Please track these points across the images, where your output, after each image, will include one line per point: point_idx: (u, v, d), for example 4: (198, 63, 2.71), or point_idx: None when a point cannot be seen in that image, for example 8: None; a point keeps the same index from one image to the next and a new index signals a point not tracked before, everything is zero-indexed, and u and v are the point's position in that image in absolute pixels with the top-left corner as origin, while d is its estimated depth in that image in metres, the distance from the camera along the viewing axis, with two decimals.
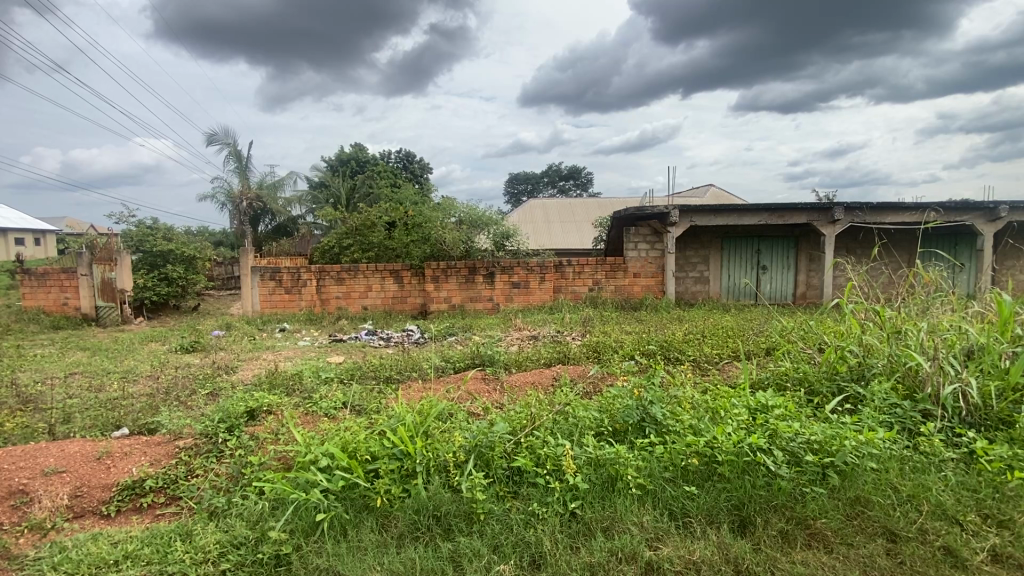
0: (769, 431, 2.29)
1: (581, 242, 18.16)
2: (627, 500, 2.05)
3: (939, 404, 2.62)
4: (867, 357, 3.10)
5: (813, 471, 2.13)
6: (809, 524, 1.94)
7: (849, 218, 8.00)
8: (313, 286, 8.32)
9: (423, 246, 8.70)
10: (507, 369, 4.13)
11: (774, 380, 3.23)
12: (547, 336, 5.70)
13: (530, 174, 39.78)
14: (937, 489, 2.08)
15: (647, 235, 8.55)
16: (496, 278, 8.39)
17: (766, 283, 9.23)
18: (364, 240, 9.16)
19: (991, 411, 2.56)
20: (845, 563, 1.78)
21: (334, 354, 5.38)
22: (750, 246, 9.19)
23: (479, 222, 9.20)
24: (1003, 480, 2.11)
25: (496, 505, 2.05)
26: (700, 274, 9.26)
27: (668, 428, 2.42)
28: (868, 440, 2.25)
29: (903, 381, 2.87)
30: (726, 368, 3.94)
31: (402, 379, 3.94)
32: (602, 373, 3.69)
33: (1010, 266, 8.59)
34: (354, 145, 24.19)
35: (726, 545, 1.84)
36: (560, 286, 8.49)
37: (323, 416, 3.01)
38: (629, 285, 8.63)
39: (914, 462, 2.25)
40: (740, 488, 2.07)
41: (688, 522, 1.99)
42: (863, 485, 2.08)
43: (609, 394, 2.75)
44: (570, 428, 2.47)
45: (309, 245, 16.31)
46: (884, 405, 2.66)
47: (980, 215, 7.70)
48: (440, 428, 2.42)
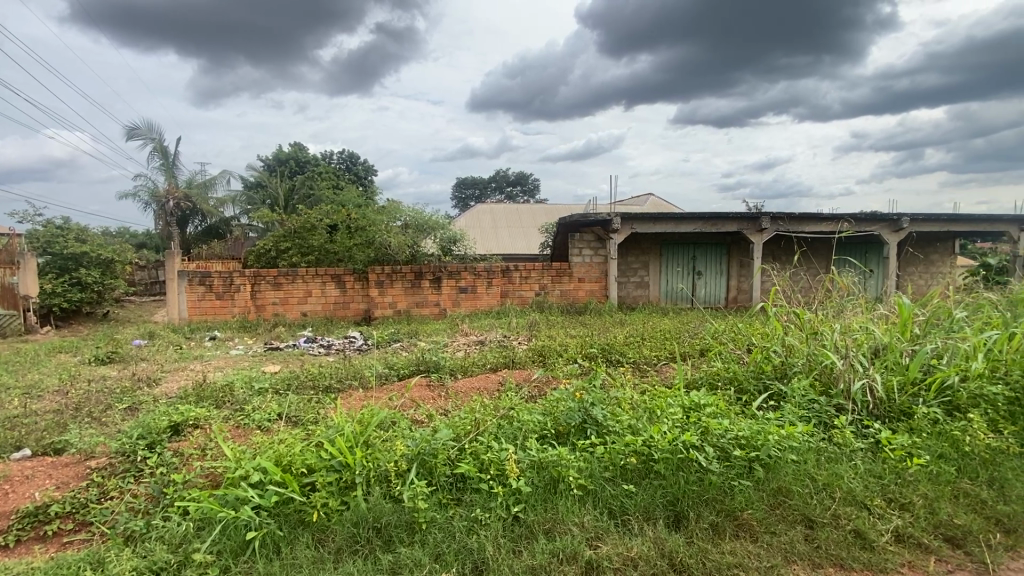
0: (701, 428, 2.40)
1: (528, 247, 18.39)
2: (568, 502, 2.08)
3: (851, 399, 2.86)
4: (789, 357, 3.32)
5: (740, 465, 2.26)
6: (737, 515, 2.05)
7: (775, 227, 8.55)
8: (248, 291, 7.91)
9: (367, 249, 8.49)
10: (453, 376, 4.08)
11: (707, 380, 3.39)
12: (493, 341, 5.70)
13: (477, 179, 39.90)
14: (848, 477, 2.26)
15: (592, 242, 8.78)
16: (443, 283, 8.31)
17: (701, 288, 9.72)
18: (303, 243, 8.80)
19: (894, 404, 2.83)
20: (771, 551, 1.90)
21: (270, 362, 5.15)
22: (686, 252, 9.66)
23: (425, 226, 8.97)
24: (904, 467, 2.34)
25: (439, 514, 2.02)
26: (641, 279, 9.61)
27: (608, 429, 2.48)
28: (788, 435, 2.41)
29: (820, 378, 3.10)
30: (664, 369, 4.12)
31: (341, 389, 3.80)
32: (546, 376, 3.74)
33: (910, 272, 9.53)
34: (293, 144, 23.20)
35: (662, 540, 1.91)
36: (507, 291, 8.53)
37: (255, 429, 2.86)
38: (574, 290, 8.82)
39: (829, 453, 2.44)
40: (675, 484, 2.16)
41: (626, 519, 2.05)
42: (784, 477, 2.22)
43: (551, 398, 2.81)
44: (514, 432, 2.48)
45: (243, 249, 15.51)
46: (804, 401, 2.86)
47: (885, 225, 8.48)
48: (382, 438, 2.36)
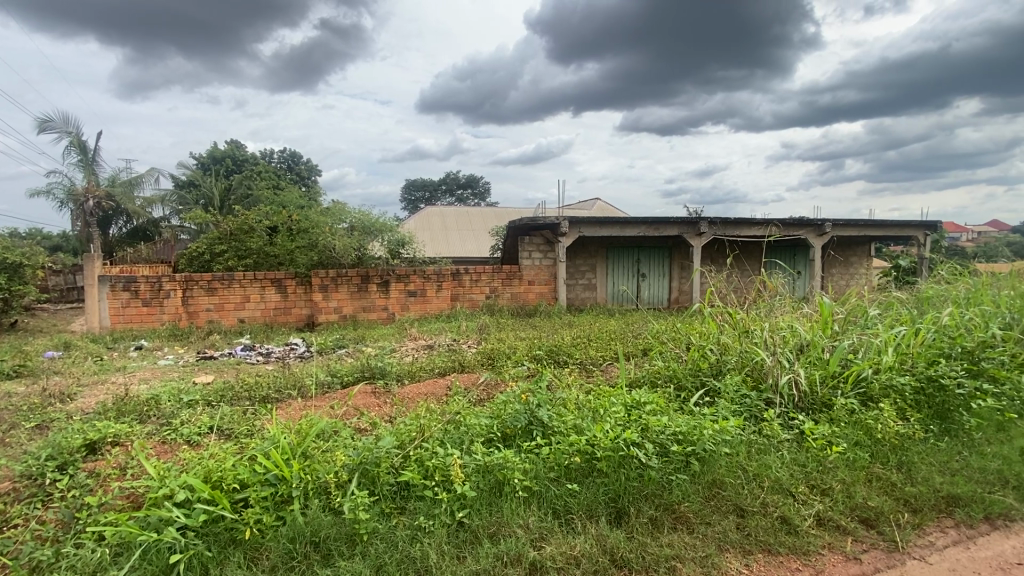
0: (641, 426, 2.48)
1: (478, 250, 18.35)
2: (513, 504, 2.09)
3: (778, 393, 3.04)
4: (724, 354, 3.50)
5: (678, 460, 2.35)
6: (674, 508, 2.14)
7: (712, 231, 8.95)
8: (179, 296, 7.43)
9: (310, 252, 8.18)
10: (400, 382, 4.00)
11: (649, 378, 3.51)
12: (442, 345, 5.63)
13: (427, 181, 39.44)
14: (775, 466, 2.41)
15: (541, 245, 8.90)
16: (390, 287, 8.14)
17: (645, 290, 10.07)
18: (240, 246, 8.36)
19: (816, 396, 3.04)
20: (705, 541, 1.98)
21: (202, 372, 4.85)
22: (631, 255, 9.97)
23: (372, 228, 8.74)
24: (824, 455, 2.52)
25: (381, 524, 1.97)
26: (589, 281, 9.82)
27: (554, 429, 2.51)
28: (722, 429, 2.54)
29: (752, 373, 3.28)
30: (608, 369, 4.23)
31: (279, 399, 3.62)
32: (494, 379, 3.74)
33: (832, 273, 10.29)
34: (230, 142, 22.04)
35: (603, 537, 1.95)
36: (457, 294, 8.49)
37: (183, 444, 2.68)
38: (524, 292, 8.89)
39: (758, 445, 2.59)
40: (616, 481, 2.21)
41: (570, 518, 2.08)
42: (718, 469, 2.33)
43: (498, 401, 2.80)
44: (460, 436, 2.46)
45: (174, 251, 14.54)
46: (737, 397, 3.02)
47: (811, 230, 9.08)
48: (321, 448, 2.27)
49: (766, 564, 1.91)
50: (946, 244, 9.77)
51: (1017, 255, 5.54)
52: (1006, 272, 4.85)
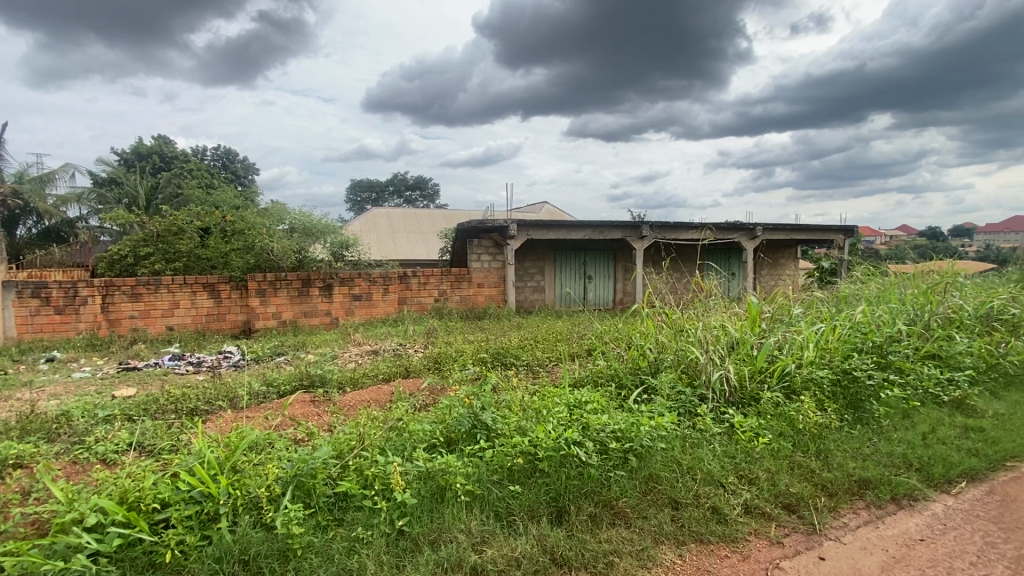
0: (583, 425, 2.54)
1: (427, 252, 18.13)
2: (454, 509, 2.07)
3: (711, 388, 3.20)
4: (661, 353, 3.64)
5: (617, 456, 2.42)
6: (613, 504, 2.20)
7: (655, 234, 9.32)
8: (97, 303, 6.86)
9: (247, 255, 7.79)
10: (341, 390, 3.88)
11: (591, 378, 3.60)
12: (387, 350, 5.50)
13: (373, 182, 38.57)
14: (707, 459, 2.53)
15: (489, 247, 8.95)
16: (334, 291, 7.88)
17: (592, 291, 10.32)
18: (168, 249, 7.84)
19: (745, 391, 3.22)
20: (642, 534, 2.05)
21: (123, 385, 4.50)
22: (578, 258, 10.18)
23: (313, 230, 8.47)
24: (752, 446, 2.68)
25: (317, 537, 1.91)
26: (537, 283, 9.93)
27: (498, 431, 2.51)
28: (658, 425, 2.64)
29: (687, 370, 3.43)
30: (553, 370, 4.30)
31: (209, 412, 3.42)
32: (439, 384, 3.70)
33: (763, 274, 10.94)
34: (157, 137, 20.62)
35: (545, 537, 1.98)
36: (404, 297, 8.34)
37: (97, 464, 2.48)
38: (473, 295, 8.86)
39: (692, 439, 2.71)
40: (557, 481, 2.25)
41: (512, 520, 2.09)
42: (654, 464, 2.42)
43: (442, 405, 2.77)
44: (402, 443, 2.42)
45: (91, 254, 13.39)
46: (673, 393, 3.15)
47: (743, 233, 9.63)
48: (253, 461, 2.17)
49: (698, 553, 2.00)
50: (862, 247, 10.64)
51: (920, 257, 6.11)
52: (911, 272, 5.33)
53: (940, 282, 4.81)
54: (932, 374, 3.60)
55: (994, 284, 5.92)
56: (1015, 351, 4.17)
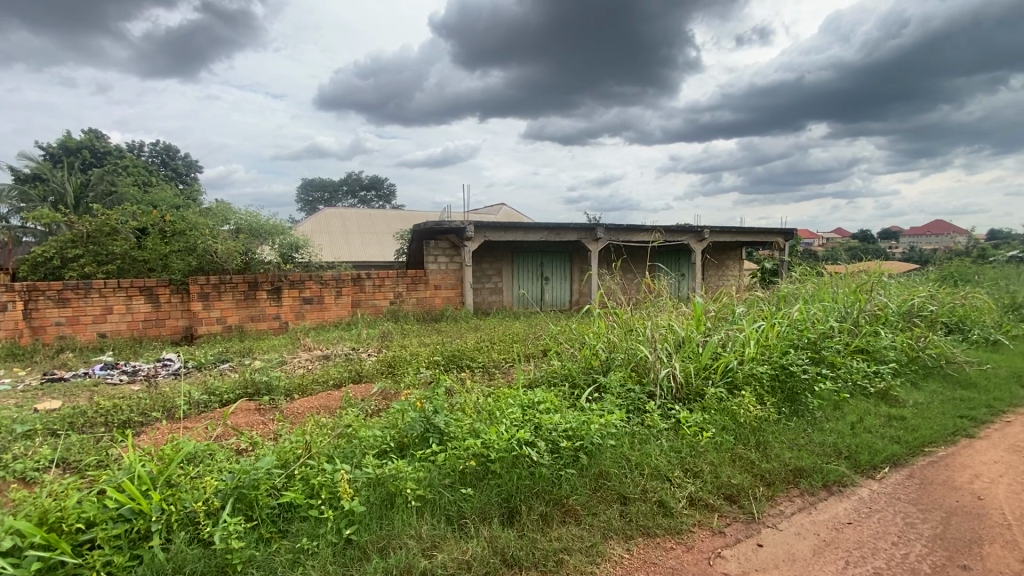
0: (535, 425, 2.57)
1: (382, 253, 17.80)
2: (404, 515, 2.05)
3: (659, 385, 3.31)
4: (612, 352, 3.73)
5: (568, 455, 2.46)
6: (563, 502, 2.23)
7: (609, 236, 9.55)
8: (18, 309, 6.32)
9: (188, 257, 7.40)
10: (289, 397, 3.75)
11: (545, 378, 3.65)
12: (339, 354, 5.36)
13: (327, 182, 37.53)
14: (655, 454, 2.61)
15: (446, 249, 8.90)
16: (283, 294, 7.61)
17: (549, 292, 10.45)
18: (99, 250, 7.26)
19: (691, 387, 3.34)
20: (592, 531, 2.10)
21: (47, 397, 4.17)
22: (535, 259, 10.27)
23: (261, 232, 8.21)
24: (696, 440, 2.79)
25: (259, 550, 1.83)
26: (495, 285, 9.94)
27: (450, 435, 2.50)
28: (607, 423, 2.70)
29: (636, 369, 3.53)
30: (509, 372, 4.32)
31: (143, 424, 3.22)
32: (392, 388, 3.64)
33: (711, 275, 11.40)
34: (87, 131, 19.25)
35: (496, 538, 1.98)
36: (358, 300, 8.17)
37: (14, 484, 2.29)
38: (430, 297, 8.77)
39: (640, 435, 2.79)
40: (509, 482, 2.26)
41: (463, 523, 2.08)
42: (604, 461, 2.48)
43: (393, 410, 2.73)
44: (351, 451, 2.37)
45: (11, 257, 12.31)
46: (623, 391, 3.24)
47: (692, 235, 9.99)
48: (191, 474, 2.07)
49: (645, 546, 2.06)
50: (800, 248, 11.28)
51: (851, 258, 6.54)
52: (842, 272, 5.69)
53: (867, 281, 5.16)
54: (860, 368, 3.86)
55: (915, 283, 6.41)
56: (933, 344, 4.53)
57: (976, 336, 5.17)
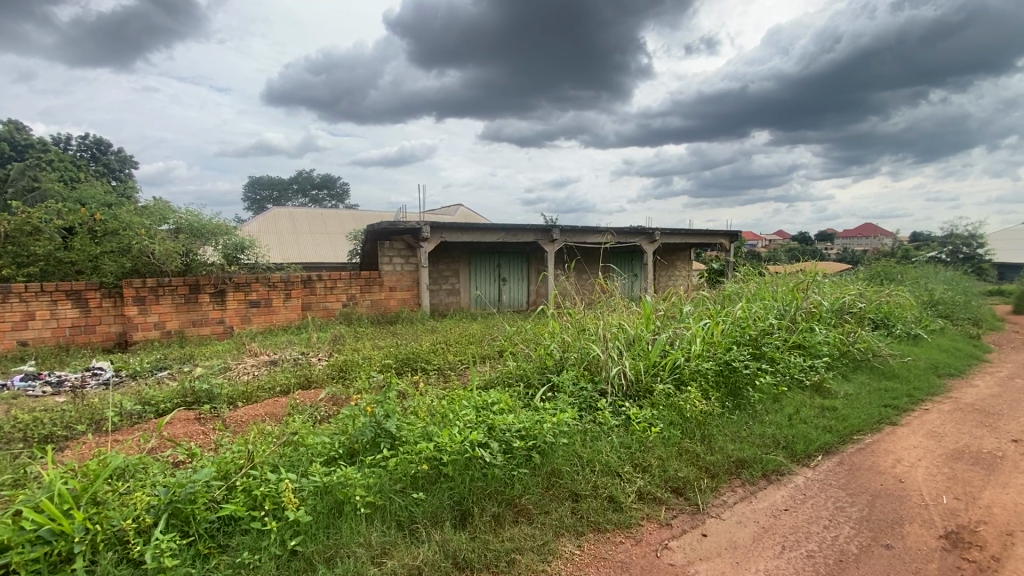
0: (488, 426, 2.56)
1: (335, 254, 17.32)
2: (353, 523, 2.00)
3: (610, 383, 3.38)
4: (566, 351, 3.78)
5: (520, 455, 2.47)
6: (515, 502, 2.25)
7: (564, 238, 9.67)
8: None
9: (122, 258, 6.94)
10: (232, 405, 3.59)
11: (500, 379, 3.66)
12: (287, 359, 5.17)
13: (276, 180, 36.14)
14: (606, 451, 2.67)
15: (401, 250, 8.76)
16: (228, 297, 7.27)
17: (507, 293, 10.49)
18: (19, 250, 6.66)
19: (641, 384, 3.44)
20: (544, 529, 2.12)
21: None
22: (492, 260, 10.27)
23: (202, 232, 7.79)
24: (646, 435, 2.87)
25: (195, 568, 1.75)
26: (452, 286, 9.86)
27: (402, 439, 2.45)
28: (560, 421, 2.74)
29: (589, 367, 3.60)
30: (464, 374, 4.30)
31: (67, 438, 3.00)
32: (343, 394, 3.55)
33: (662, 275, 11.76)
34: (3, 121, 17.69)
35: (447, 542, 1.97)
36: (309, 303, 7.93)
37: None
38: (384, 299, 8.61)
39: (592, 433, 2.85)
40: (462, 484, 2.25)
41: (415, 528, 2.06)
42: (557, 460, 2.51)
43: (342, 415, 2.66)
44: (298, 459, 2.30)
45: None
46: (576, 390, 3.30)
47: (644, 237, 10.27)
48: (121, 490, 1.93)
49: (595, 542, 2.10)
50: (744, 250, 11.81)
51: (790, 259, 6.91)
52: (782, 271, 6.00)
53: (803, 281, 5.48)
54: (797, 362, 4.09)
55: (847, 282, 6.85)
56: (861, 339, 4.86)
57: (899, 331, 5.57)
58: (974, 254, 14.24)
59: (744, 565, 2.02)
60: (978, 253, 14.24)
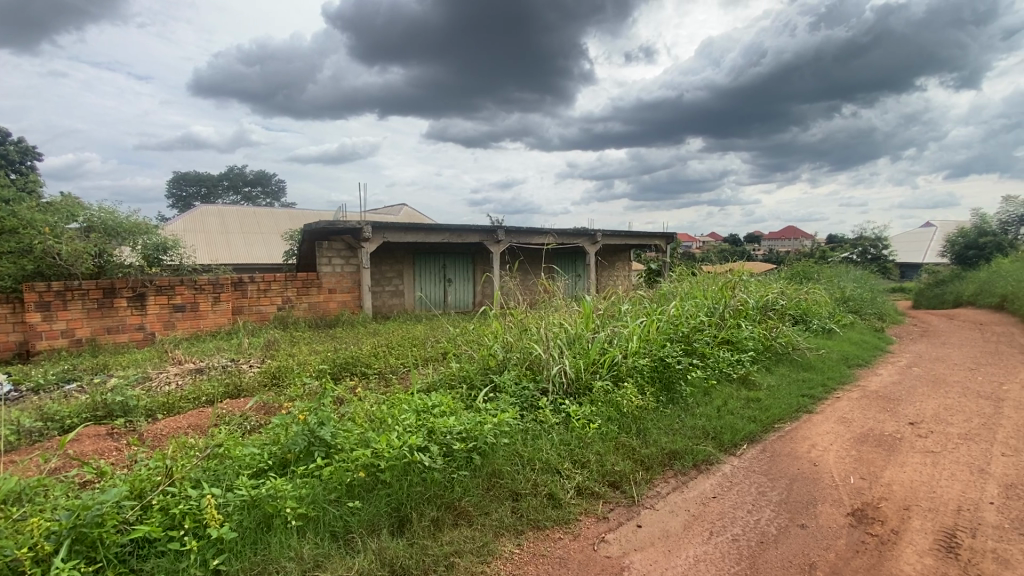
0: (428, 429, 2.53)
1: (270, 254, 16.51)
2: (283, 537, 1.91)
3: (551, 382, 3.44)
4: (508, 352, 3.80)
5: (461, 457, 2.46)
6: (455, 505, 2.23)
7: (508, 239, 9.72)
8: None
9: (22, 260, 6.27)
10: (151, 418, 3.33)
11: (443, 381, 3.63)
12: (216, 367, 4.87)
13: (204, 176, 33.98)
14: (546, 449, 2.71)
15: (341, 250, 8.48)
16: (148, 301, 6.75)
17: (452, 295, 10.41)
18: None
19: (581, 382, 3.51)
20: (483, 530, 2.12)
21: None
22: (436, 261, 10.16)
23: (118, 231, 7.19)
24: (584, 432, 2.94)
25: None
26: (395, 288, 9.66)
27: (338, 447, 2.37)
28: (500, 422, 2.75)
29: (530, 366, 3.64)
30: (405, 377, 4.22)
31: None
32: (276, 402, 3.39)
33: (603, 275, 12.09)
34: None
35: (384, 550, 1.93)
36: (240, 307, 7.50)
37: None
38: (323, 302, 8.30)
39: (532, 431, 2.88)
40: (400, 490, 2.21)
41: (350, 538, 2.00)
42: (497, 460, 2.52)
43: (273, 425, 2.54)
44: (223, 473, 2.17)
45: None
46: (517, 390, 3.33)
47: (586, 238, 10.52)
48: (14, 518, 1.74)
49: (534, 540, 2.13)
50: (680, 250, 12.38)
51: (720, 259, 7.31)
52: (713, 271, 6.34)
53: (731, 280, 5.81)
54: (725, 357, 4.33)
55: (771, 281, 7.33)
56: (782, 334, 5.22)
57: (816, 326, 6.04)
58: (880, 254, 15.68)
59: (675, 552, 2.12)
60: (884, 254, 15.69)
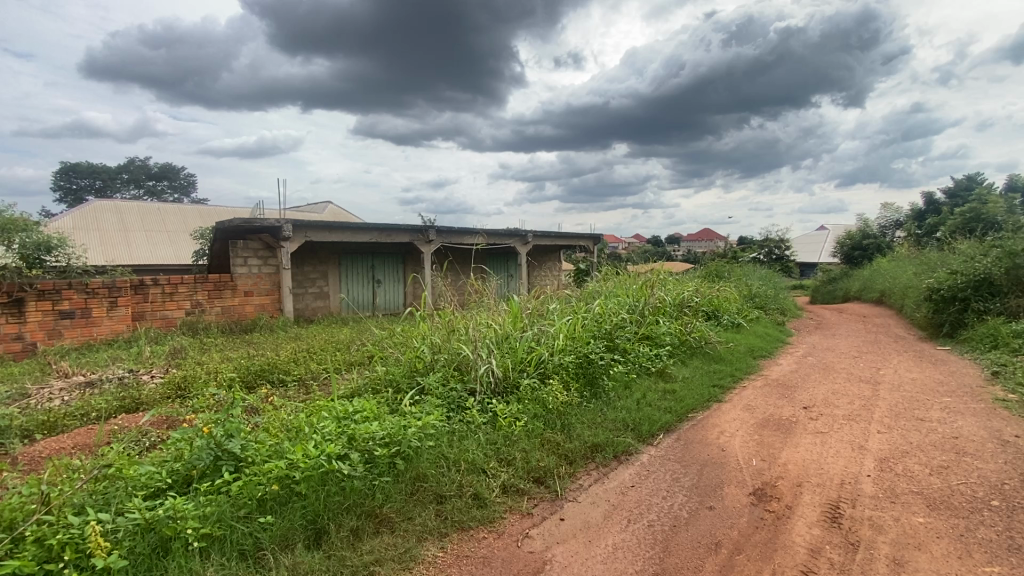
0: (348, 436, 2.44)
1: (178, 254, 15.20)
2: (184, 560, 1.78)
3: (478, 381, 3.45)
4: (436, 353, 3.76)
5: (383, 463, 2.40)
6: (376, 513, 2.17)
7: (440, 239, 9.64)
8: None
9: None
10: (27, 440, 2.96)
11: (367, 386, 3.53)
12: (110, 379, 4.41)
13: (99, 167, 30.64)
14: (472, 449, 2.71)
15: (258, 250, 7.98)
16: (27, 307, 5.99)
17: (381, 296, 10.14)
18: None
19: (508, 380, 3.55)
20: (406, 537, 2.09)
21: None
22: (364, 262, 9.85)
23: None
24: (510, 430, 2.98)
25: None
26: (319, 290, 9.24)
27: (248, 461, 2.23)
28: (425, 425, 2.72)
29: (458, 367, 3.63)
30: (326, 383, 4.05)
31: None
32: (179, 416, 3.13)
33: (534, 275, 12.28)
34: None
35: (298, 565, 1.84)
36: (141, 312, 6.85)
37: None
38: (239, 305, 7.76)
39: (458, 432, 2.88)
40: (317, 501, 2.12)
41: (261, 556, 1.90)
42: (421, 464, 2.49)
43: (175, 439, 2.34)
44: (114, 496, 1.97)
45: None
46: (444, 392, 3.31)
47: (517, 239, 10.65)
48: None
49: (458, 541, 2.13)
50: (606, 251, 12.84)
51: (642, 259, 7.68)
52: (634, 271, 6.65)
53: (651, 279, 6.13)
54: (645, 352, 4.56)
55: (687, 279, 7.80)
56: (696, 329, 5.57)
57: (725, 321, 6.51)
58: (783, 254, 17.19)
59: (595, 542, 2.20)
60: (786, 254, 17.21)
